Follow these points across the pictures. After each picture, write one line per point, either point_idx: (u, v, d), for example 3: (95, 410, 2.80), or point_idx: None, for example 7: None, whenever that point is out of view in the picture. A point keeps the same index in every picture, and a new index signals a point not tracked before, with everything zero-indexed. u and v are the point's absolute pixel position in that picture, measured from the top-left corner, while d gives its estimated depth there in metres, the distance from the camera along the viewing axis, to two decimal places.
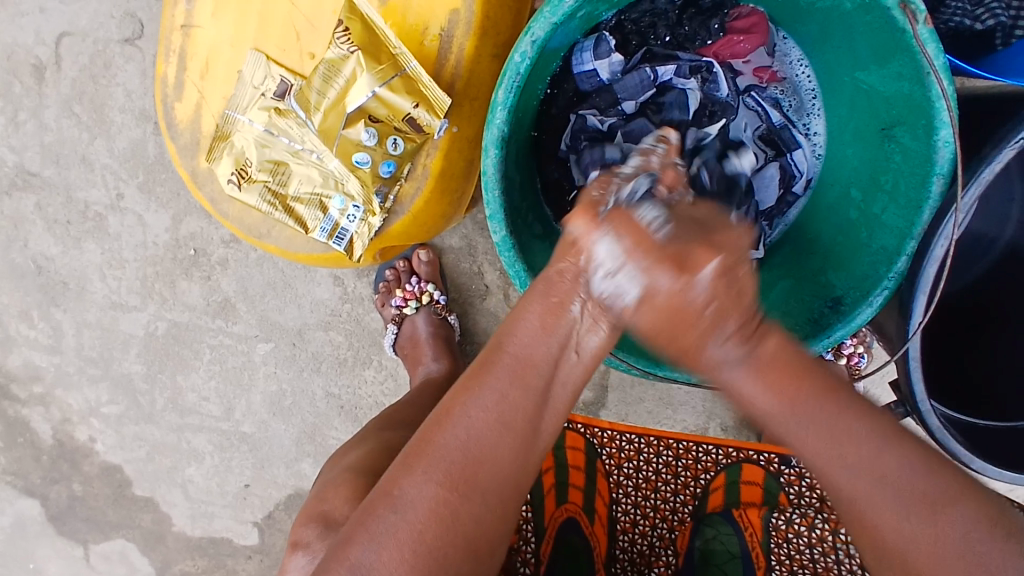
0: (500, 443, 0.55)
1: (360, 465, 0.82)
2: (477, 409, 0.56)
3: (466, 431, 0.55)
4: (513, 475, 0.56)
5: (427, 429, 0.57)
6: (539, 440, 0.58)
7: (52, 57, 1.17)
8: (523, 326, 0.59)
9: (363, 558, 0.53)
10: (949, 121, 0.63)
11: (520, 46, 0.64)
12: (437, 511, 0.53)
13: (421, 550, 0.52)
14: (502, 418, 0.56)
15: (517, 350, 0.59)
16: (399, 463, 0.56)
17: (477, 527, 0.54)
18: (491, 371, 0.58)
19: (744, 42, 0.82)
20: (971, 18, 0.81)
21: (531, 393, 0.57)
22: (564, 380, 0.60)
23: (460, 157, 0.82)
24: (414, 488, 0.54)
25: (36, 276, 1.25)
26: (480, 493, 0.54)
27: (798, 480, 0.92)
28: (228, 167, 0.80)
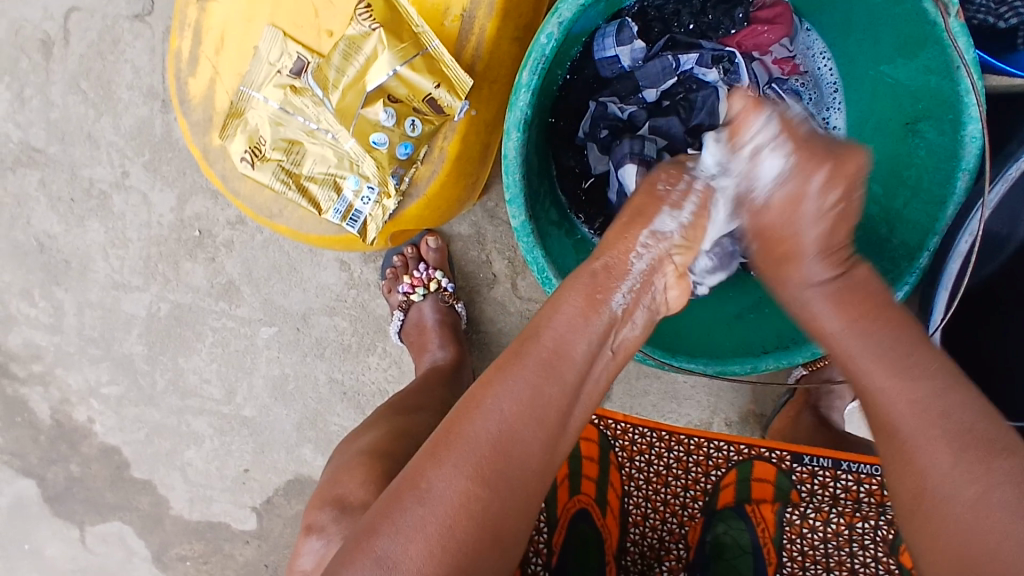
0: (531, 438, 0.56)
1: (370, 450, 0.81)
2: (508, 401, 0.56)
3: (496, 423, 0.55)
4: (540, 469, 0.56)
5: (454, 421, 0.56)
6: (566, 432, 0.59)
7: (60, 32, 1.15)
8: (560, 316, 0.60)
9: (388, 551, 0.52)
10: (977, 116, 0.62)
11: (546, 27, 0.63)
12: (466, 506, 0.53)
13: (450, 543, 0.52)
14: (535, 412, 0.56)
15: (551, 342, 0.59)
16: (425, 453, 0.56)
17: (504, 521, 0.54)
18: (521, 362, 0.58)
19: (767, 32, 0.81)
20: (995, 16, 0.80)
21: (563, 387, 0.58)
22: (595, 378, 0.61)
23: (477, 140, 0.81)
24: (441, 482, 0.54)
25: (38, 254, 1.23)
26: (509, 487, 0.54)
27: (811, 479, 0.90)
28: (241, 144, 0.79)
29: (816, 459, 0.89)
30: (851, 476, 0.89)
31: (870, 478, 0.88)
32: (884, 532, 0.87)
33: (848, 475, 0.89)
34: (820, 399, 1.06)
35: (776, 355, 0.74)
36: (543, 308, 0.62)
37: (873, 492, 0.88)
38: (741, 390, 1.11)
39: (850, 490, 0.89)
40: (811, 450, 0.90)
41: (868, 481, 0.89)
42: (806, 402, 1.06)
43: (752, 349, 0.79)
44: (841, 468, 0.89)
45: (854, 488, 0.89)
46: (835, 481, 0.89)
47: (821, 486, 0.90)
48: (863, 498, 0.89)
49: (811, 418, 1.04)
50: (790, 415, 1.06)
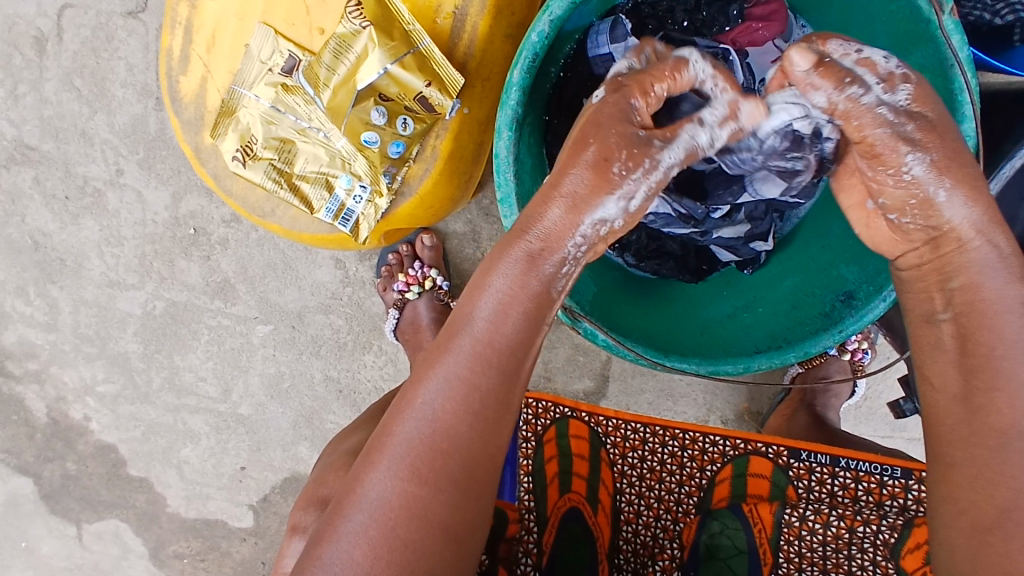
0: (469, 429, 0.53)
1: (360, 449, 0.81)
2: (438, 396, 0.53)
3: (427, 419, 0.53)
4: (486, 460, 0.54)
5: (386, 421, 0.54)
6: (512, 417, 0.56)
7: (53, 29, 1.14)
8: (483, 296, 0.55)
9: (335, 558, 0.51)
10: (972, 114, 0.60)
11: (537, 25, 0.63)
12: (407, 505, 0.51)
13: (395, 547, 0.51)
14: (466, 405, 0.53)
15: (478, 328, 0.54)
16: (364, 458, 0.55)
17: (453, 516, 0.52)
18: (447, 351, 0.54)
19: (762, 29, 0.80)
20: (991, 13, 0.80)
21: (497, 372, 0.54)
22: (538, 349, 0.57)
23: (470, 139, 0.80)
24: (379, 483, 0.52)
25: (33, 252, 1.23)
26: (454, 481, 0.52)
27: (807, 475, 0.92)
28: (233, 143, 0.78)
29: (813, 455, 0.92)
30: (849, 474, 0.91)
31: (869, 475, 0.90)
32: (884, 536, 0.86)
33: (846, 472, 0.91)
34: (816, 397, 1.05)
35: (769, 355, 0.73)
36: (470, 286, 0.56)
37: (871, 491, 0.90)
38: (737, 388, 1.11)
39: (847, 487, 0.91)
40: (809, 446, 0.92)
41: (867, 479, 0.90)
42: (801, 400, 1.06)
43: (745, 348, 0.78)
44: (839, 465, 0.91)
45: (851, 486, 0.91)
46: (832, 478, 0.92)
47: (818, 482, 0.92)
48: (861, 496, 0.90)
49: (806, 417, 1.04)
50: (785, 414, 1.06)
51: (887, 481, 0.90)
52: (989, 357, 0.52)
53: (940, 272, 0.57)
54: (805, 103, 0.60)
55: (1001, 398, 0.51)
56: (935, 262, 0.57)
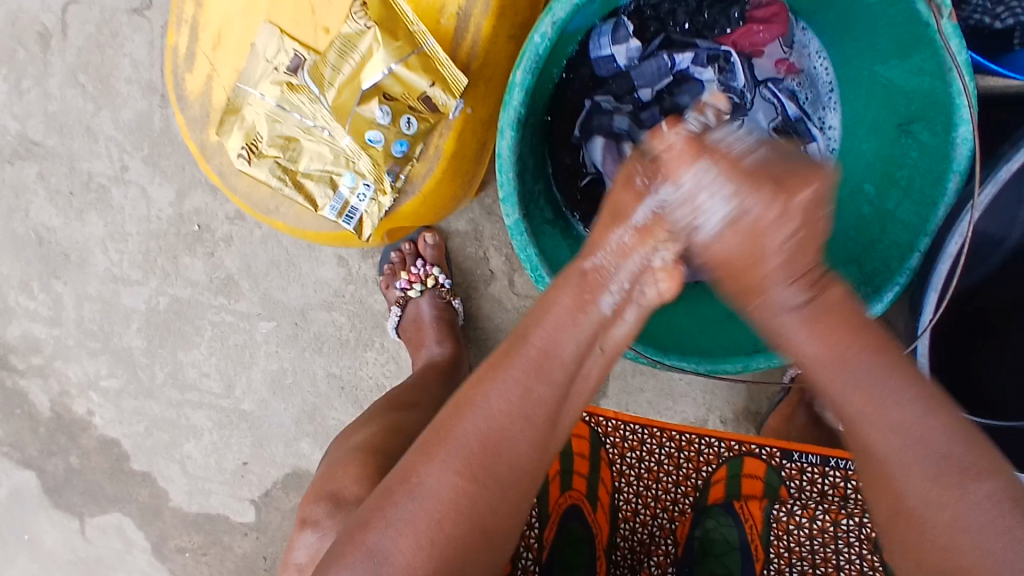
0: (522, 436, 0.56)
1: (368, 447, 0.82)
2: (498, 401, 0.56)
3: (484, 421, 0.55)
4: (529, 468, 0.57)
5: (445, 418, 0.57)
6: (557, 431, 0.59)
7: (59, 25, 1.15)
8: (551, 315, 0.58)
9: (379, 544, 0.54)
10: (968, 118, 0.62)
11: (540, 26, 0.63)
12: (455, 501, 0.54)
13: (437, 540, 0.54)
14: (523, 412, 0.56)
15: (542, 341, 0.57)
16: (416, 450, 0.56)
17: (493, 515, 0.55)
18: (511, 361, 0.57)
19: (763, 32, 0.80)
20: (991, 16, 0.80)
21: (553, 387, 0.57)
22: (585, 374, 0.60)
23: (474, 138, 0.81)
24: (432, 478, 0.54)
25: (38, 247, 1.24)
26: (500, 482, 0.55)
27: (799, 475, 0.92)
28: (238, 141, 0.79)
29: (805, 455, 0.91)
30: (839, 473, 0.91)
31: None
32: (867, 531, 0.87)
33: (836, 471, 0.91)
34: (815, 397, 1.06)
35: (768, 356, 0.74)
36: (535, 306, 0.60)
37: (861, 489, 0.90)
38: (736, 387, 1.11)
39: (837, 487, 0.91)
40: (802, 447, 0.92)
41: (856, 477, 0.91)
42: (801, 400, 1.06)
43: (745, 348, 0.79)
44: (829, 465, 0.91)
45: (841, 485, 0.91)
46: (822, 477, 0.91)
47: (810, 482, 0.91)
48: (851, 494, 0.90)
49: (805, 417, 1.05)
50: (784, 414, 1.05)
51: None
52: None
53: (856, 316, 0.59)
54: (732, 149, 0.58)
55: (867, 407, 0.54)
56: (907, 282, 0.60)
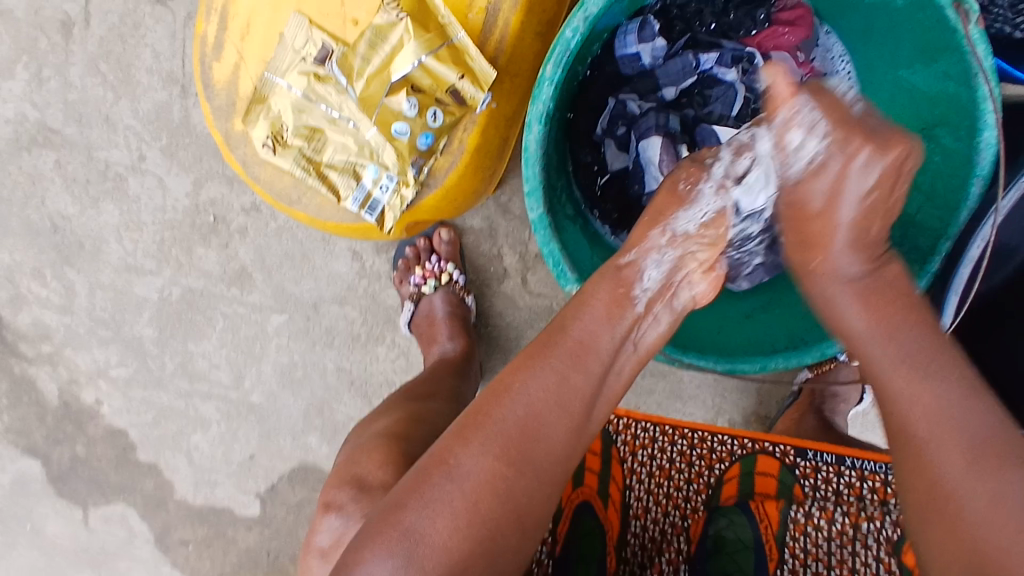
0: (558, 422, 0.59)
1: (393, 433, 0.83)
2: (536, 388, 0.59)
3: (523, 406, 0.58)
4: (563, 455, 0.59)
5: (483, 404, 0.59)
6: (589, 422, 0.62)
7: (80, 13, 1.15)
8: (589, 311, 0.63)
9: (416, 524, 0.54)
10: (993, 123, 0.63)
11: (572, 21, 0.63)
12: (492, 483, 0.55)
13: (474, 521, 0.54)
14: (561, 398, 0.59)
15: (579, 334, 0.62)
16: (452, 434, 0.58)
17: (527, 499, 0.56)
18: (549, 352, 0.61)
19: (788, 34, 0.81)
20: (1011, 25, 0.80)
21: (588, 377, 0.61)
22: (617, 371, 0.64)
23: (496, 133, 0.82)
24: (470, 460, 0.56)
25: (52, 234, 1.24)
26: (535, 468, 0.57)
27: (814, 474, 0.93)
28: (264, 131, 0.79)
29: (821, 454, 0.92)
30: (855, 473, 0.92)
31: (874, 474, 0.91)
32: (887, 533, 0.88)
33: (851, 471, 0.92)
34: (825, 401, 1.06)
35: (785, 355, 0.74)
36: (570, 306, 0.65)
37: (876, 490, 0.91)
38: (745, 391, 1.11)
39: (852, 486, 0.92)
40: (816, 446, 0.93)
41: (873, 478, 0.91)
42: (811, 404, 1.06)
43: (763, 346, 0.81)
44: (845, 464, 0.92)
45: (857, 485, 0.91)
46: (838, 477, 0.92)
47: (824, 482, 0.92)
48: (866, 495, 0.91)
49: (815, 420, 1.04)
50: (794, 417, 1.06)
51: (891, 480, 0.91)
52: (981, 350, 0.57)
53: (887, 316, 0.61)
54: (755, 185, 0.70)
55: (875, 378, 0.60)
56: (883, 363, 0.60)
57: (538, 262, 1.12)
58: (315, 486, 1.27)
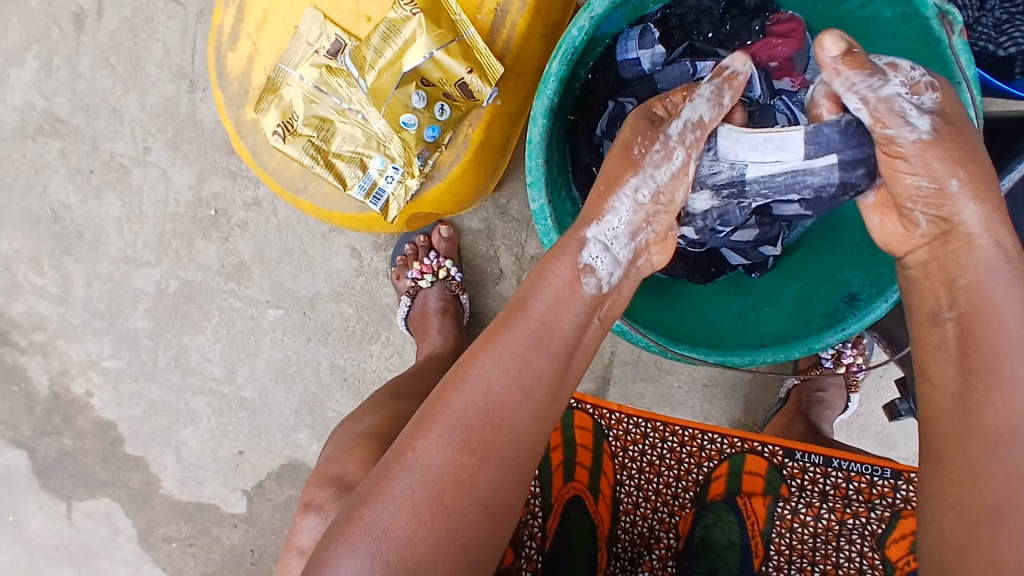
0: (520, 408, 0.59)
1: (373, 432, 0.84)
2: (497, 373, 0.59)
3: (483, 394, 0.59)
4: (528, 440, 0.60)
5: (441, 393, 0.60)
6: (557, 404, 0.62)
7: (94, 7, 1.17)
8: (548, 287, 0.63)
9: (379, 519, 0.56)
10: (976, 129, 0.66)
11: (578, 20, 0.67)
12: (454, 474, 0.57)
13: (438, 513, 0.56)
14: (521, 383, 0.59)
15: (542, 316, 0.62)
16: (415, 425, 0.60)
17: (492, 489, 0.58)
18: (510, 335, 0.60)
19: (781, 45, 0.84)
20: (995, 44, 0.84)
21: (550, 359, 0.61)
22: (584, 346, 0.65)
23: (501, 130, 0.84)
24: (430, 451, 0.58)
25: (52, 224, 1.25)
26: (498, 456, 0.58)
27: (801, 474, 0.94)
28: (275, 118, 0.82)
29: (807, 455, 0.93)
30: (841, 474, 0.93)
31: (860, 475, 0.92)
32: (872, 528, 0.90)
33: (838, 472, 0.93)
34: (811, 407, 1.09)
35: (775, 350, 0.76)
36: (530, 281, 0.65)
37: (862, 489, 0.92)
38: (734, 398, 1.16)
39: (838, 487, 0.92)
40: (803, 447, 0.94)
41: (857, 479, 0.92)
42: (797, 410, 1.09)
43: (751, 342, 0.83)
44: (832, 465, 0.93)
45: (843, 486, 0.92)
46: (824, 477, 0.93)
47: (812, 481, 0.93)
48: (851, 494, 0.92)
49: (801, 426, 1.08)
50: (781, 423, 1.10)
51: (877, 481, 0.91)
52: (988, 356, 0.54)
53: (946, 270, 0.59)
54: (608, 255, 0.64)
55: (989, 338, 0.55)
56: (945, 258, 0.59)
57: (533, 264, 1.15)
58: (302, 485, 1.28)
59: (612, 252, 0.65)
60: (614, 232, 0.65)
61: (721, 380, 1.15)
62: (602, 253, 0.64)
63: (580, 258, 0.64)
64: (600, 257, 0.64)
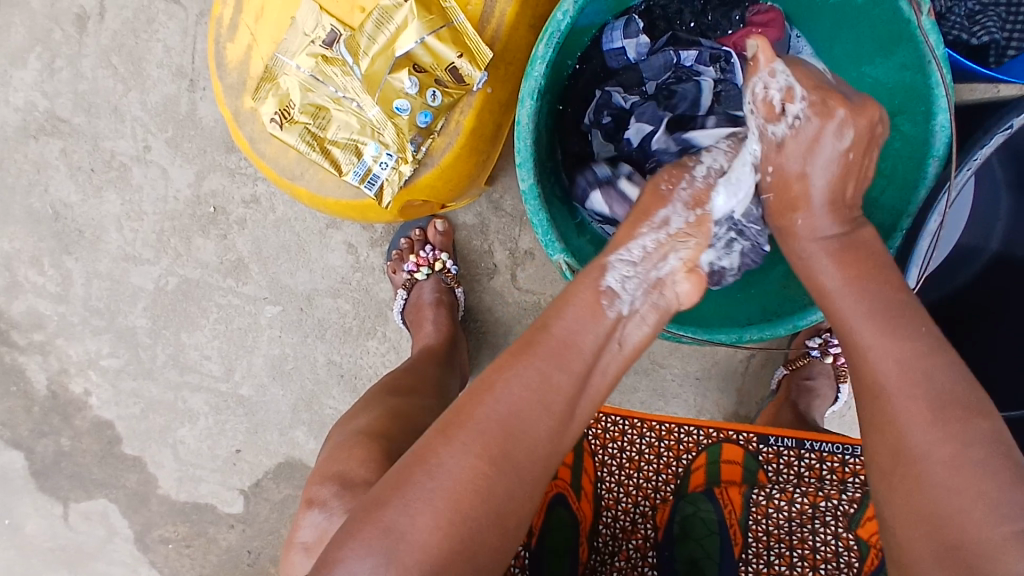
0: (540, 421, 0.58)
1: (370, 431, 0.84)
2: (519, 387, 0.59)
3: (506, 405, 0.58)
4: (545, 455, 0.59)
5: (467, 402, 0.59)
6: (574, 424, 0.62)
7: (96, 9, 1.20)
8: (570, 309, 0.64)
9: (395, 522, 0.54)
10: (946, 107, 0.68)
11: (562, 5, 0.69)
12: (474, 482, 0.55)
13: (455, 520, 0.54)
14: (542, 398, 0.59)
15: (562, 333, 0.63)
16: (436, 432, 0.58)
17: (508, 500, 0.56)
18: (533, 353, 0.61)
19: (761, 35, 0.85)
20: (968, 33, 0.86)
21: (570, 375, 0.61)
22: (603, 369, 0.64)
23: (491, 118, 0.87)
24: (452, 458, 0.56)
25: (53, 222, 1.27)
26: (516, 468, 0.57)
27: (776, 459, 0.96)
28: (272, 106, 0.84)
29: (780, 439, 0.96)
30: (814, 455, 0.95)
31: (833, 455, 0.94)
32: (844, 509, 0.90)
33: (811, 453, 0.95)
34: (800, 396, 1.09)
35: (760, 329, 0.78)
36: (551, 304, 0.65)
37: (836, 469, 0.93)
38: (726, 391, 1.17)
39: (813, 468, 0.94)
40: (777, 432, 0.96)
41: (830, 459, 0.94)
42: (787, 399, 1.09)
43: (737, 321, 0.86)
44: (805, 447, 0.95)
45: (816, 467, 0.94)
46: (799, 459, 0.95)
47: (787, 465, 0.95)
48: (826, 475, 0.94)
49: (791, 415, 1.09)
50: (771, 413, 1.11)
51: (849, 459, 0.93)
52: None
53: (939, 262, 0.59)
54: (631, 274, 0.66)
55: None
56: None
57: (527, 258, 1.17)
58: (299, 483, 1.28)
59: (638, 277, 0.66)
60: (633, 257, 0.67)
61: (714, 373, 1.16)
62: (624, 273, 0.66)
63: (604, 281, 0.65)
64: (621, 280, 0.66)
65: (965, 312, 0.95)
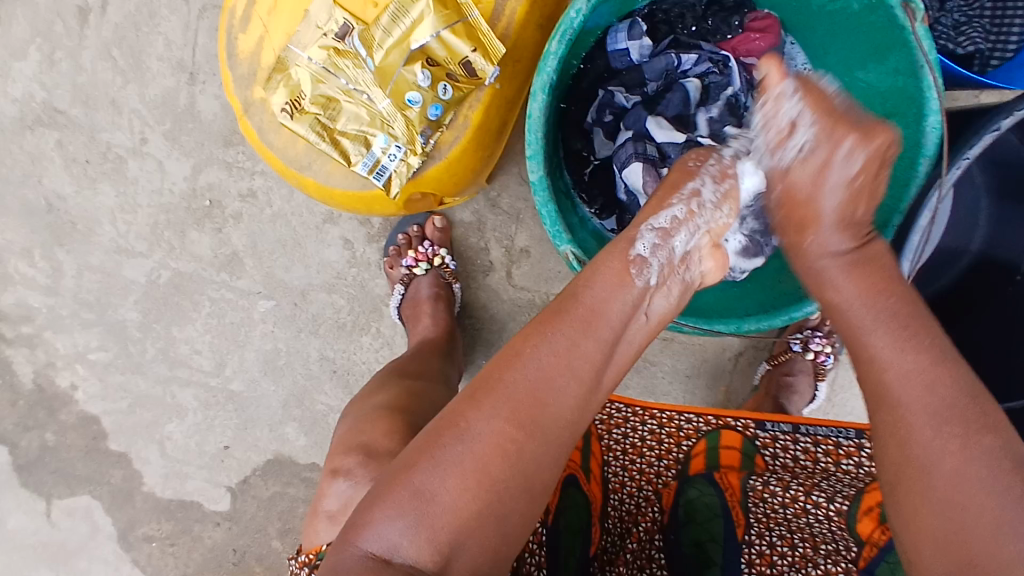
0: (567, 389, 0.61)
1: (393, 405, 0.87)
2: (548, 354, 0.61)
3: (535, 371, 0.60)
4: (570, 422, 0.61)
5: (497, 368, 0.61)
6: (598, 390, 0.64)
7: (98, 1, 1.20)
8: (601, 279, 0.66)
9: (425, 483, 0.57)
10: (937, 108, 0.72)
11: (576, 4, 0.72)
12: (503, 446, 0.58)
13: (484, 484, 0.57)
14: (570, 365, 0.61)
15: (590, 302, 0.64)
16: (464, 397, 0.60)
17: (535, 466, 0.59)
18: (561, 321, 0.63)
19: (759, 40, 0.90)
20: (954, 43, 0.91)
21: (597, 344, 0.63)
22: (630, 339, 0.67)
23: (498, 113, 0.89)
24: (481, 423, 0.58)
25: (45, 214, 1.26)
26: (544, 434, 0.59)
27: (773, 443, 1.01)
28: (283, 97, 0.85)
29: (777, 425, 1.01)
30: (810, 439, 1.00)
31: (827, 438, 1.00)
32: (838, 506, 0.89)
33: (807, 437, 1.00)
34: (780, 391, 1.12)
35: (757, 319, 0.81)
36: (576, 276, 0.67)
37: (830, 451, 0.99)
38: (714, 390, 1.20)
39: (809, 451, 1.00)
40: (773, 418, 1.02)
41: (826, 442, 0.99)
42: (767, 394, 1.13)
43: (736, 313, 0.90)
44: (801, 432, 1.01)
45: (812, 450, 1.00)
46: (795, 444, 1.00)
47: (784, 450, 1.00)
48: (821, 457, 0.99)
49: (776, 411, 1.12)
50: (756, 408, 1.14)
51: (842, 442, 0.99)
52: None
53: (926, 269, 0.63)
54: (661, 242, 0.70)
55: None
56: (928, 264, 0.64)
57: (522, 256, 1.19)
58: (288, 481, 1.28)
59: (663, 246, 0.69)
60: (660, 225, 0.70)
61: (702, 371, 1.19)
62: (651, 239, 0.69)
63: (632, 249, 0.68)
64: (650, 246, 0.69)
65: (942, 308, 1.00)
